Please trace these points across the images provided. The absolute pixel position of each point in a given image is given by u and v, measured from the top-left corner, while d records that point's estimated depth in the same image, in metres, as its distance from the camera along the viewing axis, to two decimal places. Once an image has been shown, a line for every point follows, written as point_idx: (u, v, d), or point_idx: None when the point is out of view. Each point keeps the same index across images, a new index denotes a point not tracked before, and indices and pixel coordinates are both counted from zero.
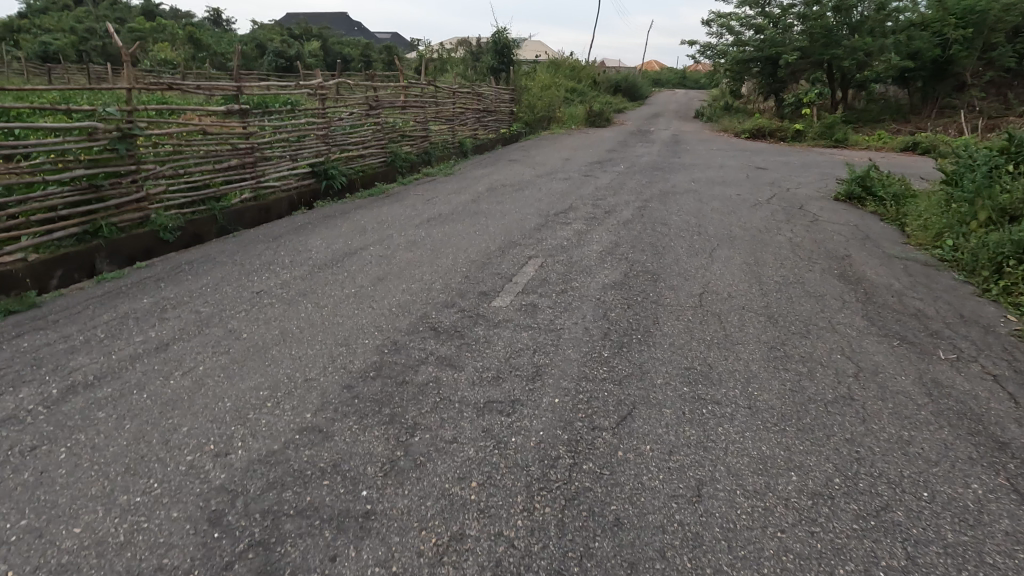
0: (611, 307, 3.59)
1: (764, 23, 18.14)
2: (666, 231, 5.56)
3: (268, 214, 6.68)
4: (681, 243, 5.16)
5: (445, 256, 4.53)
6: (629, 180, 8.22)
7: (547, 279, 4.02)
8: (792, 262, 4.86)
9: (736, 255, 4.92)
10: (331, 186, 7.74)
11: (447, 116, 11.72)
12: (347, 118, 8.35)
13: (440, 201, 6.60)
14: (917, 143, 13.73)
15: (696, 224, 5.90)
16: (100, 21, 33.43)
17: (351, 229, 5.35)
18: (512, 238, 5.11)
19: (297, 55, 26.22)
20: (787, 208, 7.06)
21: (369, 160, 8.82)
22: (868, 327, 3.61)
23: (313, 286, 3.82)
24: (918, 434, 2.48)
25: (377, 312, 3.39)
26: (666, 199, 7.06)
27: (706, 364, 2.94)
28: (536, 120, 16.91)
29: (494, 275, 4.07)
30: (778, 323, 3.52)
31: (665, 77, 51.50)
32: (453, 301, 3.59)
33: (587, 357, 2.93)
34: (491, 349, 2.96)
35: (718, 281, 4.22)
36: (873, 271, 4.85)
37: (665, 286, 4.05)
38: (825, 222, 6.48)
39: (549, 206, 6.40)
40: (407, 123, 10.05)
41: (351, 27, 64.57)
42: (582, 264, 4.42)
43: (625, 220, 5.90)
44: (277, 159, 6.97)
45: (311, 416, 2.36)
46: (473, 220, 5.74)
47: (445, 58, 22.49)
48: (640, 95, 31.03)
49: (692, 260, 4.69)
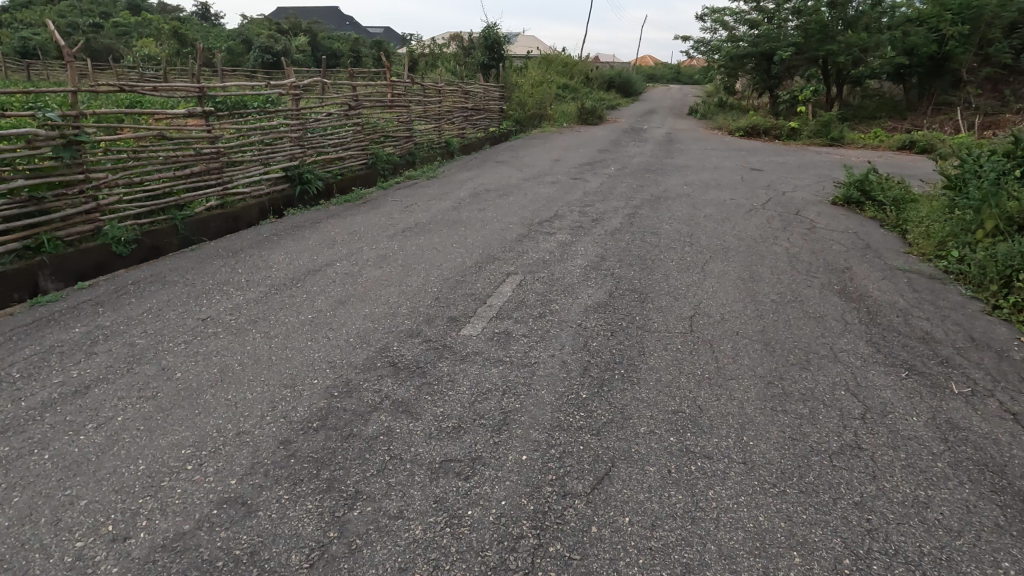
0: (593, 335, 3.27)
1: (758, 18, 17.86)
2: (656, 242, 5.24)
3: (236, 223, 6.33)
4: (671, 256, 4.84)
5: (417, 274, 4.20)
6: (620, 184, 7.89)
7: (525, 301, 3.70)
8: (790, 277, 4.56)
9: (729, 270, 4.61)
10: (306, 191, 7.39)
11: (433, 116, 11.36)
12: (324, 119, 7.97)
13: (418, 209, 6.26)
14: (915, 141, 13.46)
15: (688, 233, 5.59)
16: (84, 16, 32.78)
17: (319, 241, 5.01)
18: (491, 251, 4.77)
19: (285, 50, 25.70)
20: (783, 214, 6.75)
21: (348, 162, 8.45)
22: (873, 356, 3.30)
23: (266, 311, 3.49)
24: (937, 495, 2.17)
25: (332, 344, 3.06)
26: (657, 205, 6.74)
27: (695, 406, 2.62)
28: (527, 118, 16.55)
29: (467, 297, 3.75)
30: (775, 352, 3.21)
31: (660, 73, 51.04)
32: (418, 329, 3.27)
33: (562, 399, 2.61)
34: (454, 391, 2.63)
35: (710, 301, 3.91)
36: (876, 286, 4.55)
37: (652, 307, 3.74)
38: (823, 229, 6.17)
39: (533, 213, 6.07)
40: (390, 123, 9.68)
41: (343, 22, 63.88)
42: (564, 282, 4.10)
43: (613, 229, 5.57)
44: (246, 164, 6.61)
45: (235, 483, 2.03)
46: (452, 230, 5.41)
47: (436, 54, 22.08)
48: (634, 91, 30.66)
49: (683, 277, 4.38)
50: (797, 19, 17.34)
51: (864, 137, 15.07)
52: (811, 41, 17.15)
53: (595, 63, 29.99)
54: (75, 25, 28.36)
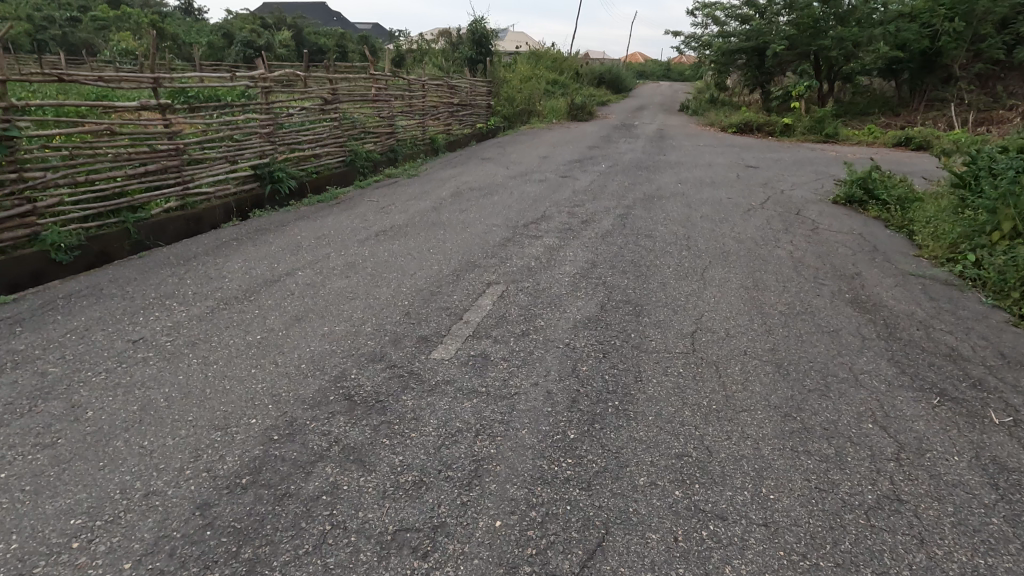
0: (582, 357, 2.86)
1: (750, 12, 17.59)
2: (651, 246, 4.84)
3: (198, 225, 5.86)
4: (668, 263, 4.45)
5: (387, 284, 3.78)
6: (611, 182, 7.48)
7: (506, 316, 3.29)
8: (797, 284, 4.19)
9: (732, 278, 4.22)
10: (277, 191, 6.91)
11: (417, 111, 10.88)
12: (298, 114, 7.50)
13: (394, 209, 5.82)
14: (911, 137, 13.19)
15: (685, 235, 5.20)
16: (61, 9, 31.90)
17: (282, 246, 4.56)
18: (471, 257, 4.35)
19: (268, 45, 25.03)
20: (783, 214, 6.39)
21: (324, 159, 7.98)
22: (898, 378, 2.92)
23: (209, 330, 3.04)
24: (1000, 564, 1.79)
25: (280, 372, 2.63)
26: (651, 205, 6.35)
27: (703, 448, 2.23)
28: (515, 114, 16.10)
29: (441, 312, 3.34)
30: (789, 377, 2.82)
31: (650, 69, 50.84)
32: (383, 352, 2.84)
33: (546, 442, 2.20)
34: (418, 433, 2.22)
35: (713, 314, 3.52)
36: (890, 295, 4.17)
37: (649, 322, 3.35)
38: (827, 231, 5.80)
39: (519, 214, 5.66)
40: (370, 119, 9.22)
41: (330, 18, 63.05)
42: (551, 293, 3.70)
43: (604, 232, 5.17)
44: (209, 162, 6.13)
45: (130, 568, 1.60)
46: (430, 233, 4.98)
47: (422, 48, 21.57)
48: (624, 88, 30.27)
49: (681, 286, 3.99)
50: (789, 13, 17.07)
51: (858, 133, 14.78)
52: (804, 36, 16.86)
53: (584, 58, 29.60)
54: (50, 18, 27.48)
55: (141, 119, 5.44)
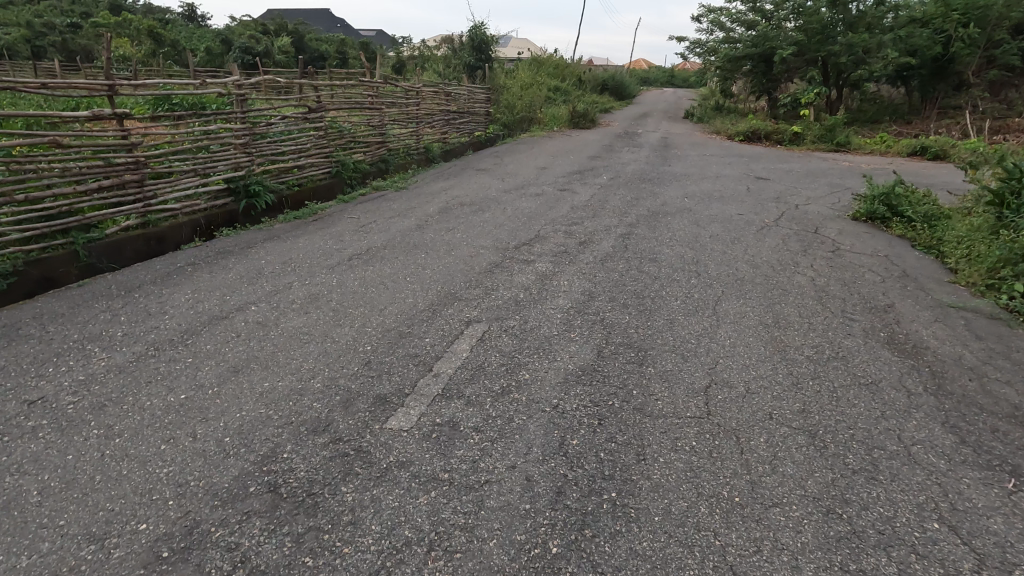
0: (572, 427, 2.35)
1: (756, 19, 17.15)
2: (655, 273, 4.32)
3: (161, 245, 5.38)
4: (675, 293, 3.94)
5: (351, 323, 3.26)
6: (613, 197, 6.97)
7: (484, 368, 2.77)
8: (823, 321, 3.67)
9: (748, 313, 3.70)
10: (254, 206, 6.42)
11: (410, 119, 10.41)
12: (278, 123, 7.02)
13: (374, 228, 5.32)
14: (927, 147, 12.64)
15: (693, 259, 4.69)
16: (63, 16, 31.84)
17: (242, 273, 4.06)
18: (453, 288, 3.84)
19: (267, 52, 24.67)
20: (800, 233, 5.86)
21: (308, 171, 7.50)
22: (958, 453, 2.39)
23: (125, 387, 2.53)
24: None
25: (195, 450, 2.12)
26: (655, 223, 5.83)
27: (726, 570, 1.70)
28: (515, 122, 15.63)
29: (409, 361, 2.84)
30: (826, 455, 2.30)
31: (655, 76, 50.58)
32: (329, 419, 2.33)
33: (520, 563, 1.67)
34: (353, 549, 1.70)
35: (730, 363, 3.00)
36: (930, 333, 3.63)
37: (655, 374, 2.83)
38: (850, 253, 5.27)
39: (510, 234, 5.15)
40: (359, 127, 8.75)
41: (334, 24, 62.97)
42: (540, 335, 3.19)
43: (603, 256, 4.66)
44: (176, 176, 5.65)
45: None
46: (409, 258, 4.47)
47: (424, 55, 21.20)
48: (628, 94, 29.80)
49: (690, 323, 3.48)
50: (796, 19, 16.59)
51: (871, 142, 14.24)
52: (811, 42, 16.37)
53: (587, 64, 29.17)
54: (50, 25, 27.31)
55: (94, 130, 4.94)
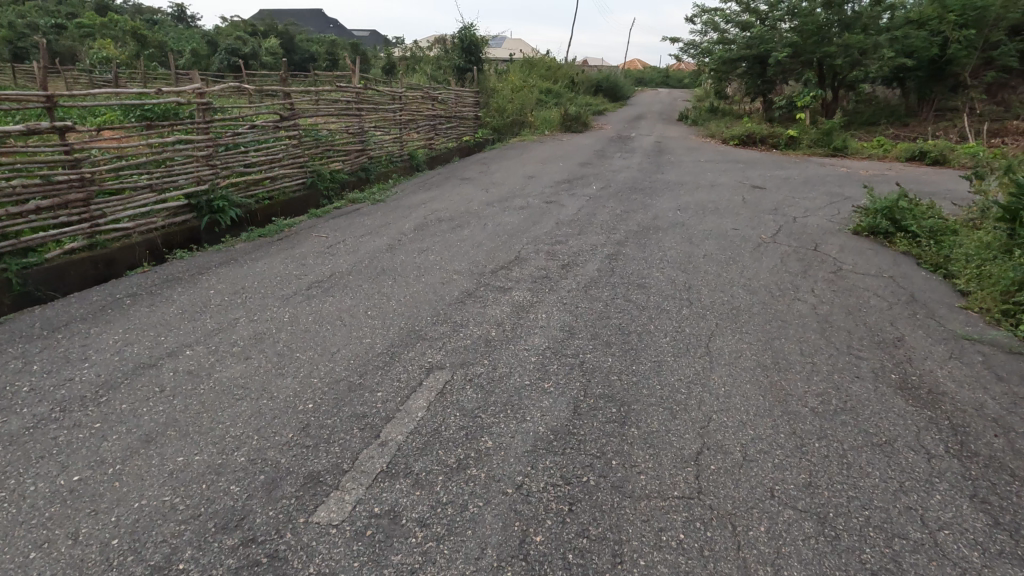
0: (536, 516, 1.97)
1: (750, 19, 16.84)
2: (643, 302, 3.96)
3: (112, 268, 4.99)
4: (664, 328, 3.57)
5: (295, 371, 2.88)
6: (601, 210, 6.60)
7: (439, 434, 2.38)
8: (827, 360, 3.30)
9: (745, 351, 3.34)
10: (218, 222, 6.03)
11: (394, 125, 10.01)
12: (246, 133, 6.62)
13: (342, 249, 4.93)
14: (925, 151, 12.34)
15: (684, 284, 4.33)
16: (47, 16, 31.23)
17: (186, 306, 3.67)
18: (418, 324, 3.46)
19: (254, 53, 24.17)
20: (799, 251, 5.50)
21: (280, 183, 7.10)
22: (996, 541, 2.02)
23: (9, 466, 2.13)
24: None
25: (69, 561, 1.72)
26: (645, 241, 5.45)
27: None
28: (505, 126, 15.23)
29: (355, 423, 2.45)
30: (839, 550, 1.92)
31: (648, 76, 50.32)
32: (245, 510, 1.94)
33: None
34: None
35: (724, 419, 2.63)
36: (945, 374, 3.27)
37: (639, 436, 2.46)
38: (852, 274, 4.93)
39: (488, 256, 4.77)
40: (336, 135, 8.35)
41: (327, 24, 62.39)
42: (509, 385, 2.81)
43: (587, 281, 4.30)
44: (128, 193, 5.26)
45: None
46: (375, 286, 4.09)
47: (415, 57, 20.78)
48: (621, 96, 29.47)
49: (681, 367, 3.10)
50: (791, 20, 16.29)
51: (868, 146, 13.93)
52: (807, 44, 16.04)
53: (581, 66, 28.81)
54: (34, 26, 26.72)
55: (32, 145, 4.55)
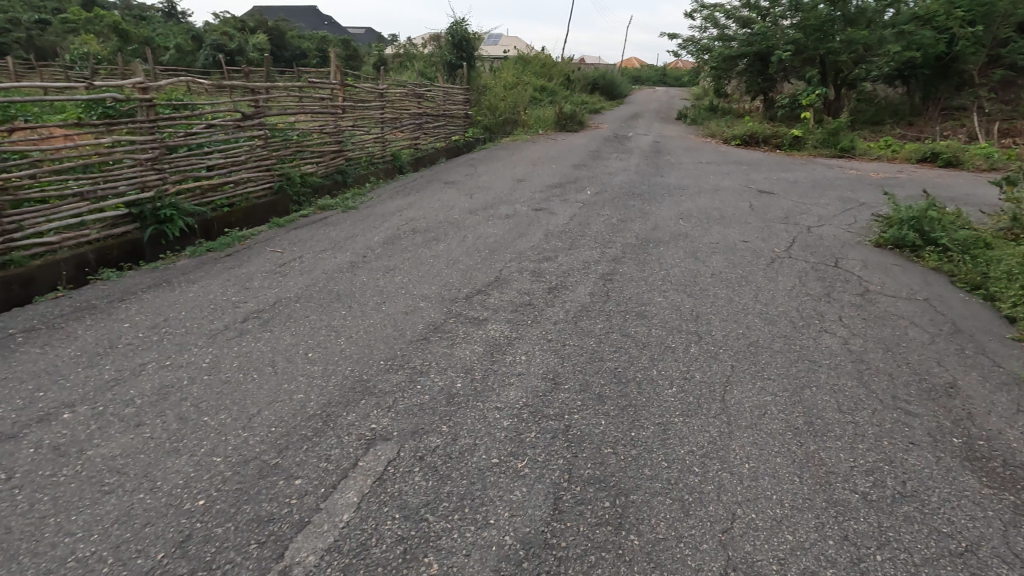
0: None
1: (751, 16, 16.26)
2: (643, 337, 3.33)
3: (29, 289, 4.32)
4: (668, 375, 2.93)
5: (197, 445, 2.22)
6: (596, 219, 5.95)
7: (366, 554, 1.74)
8: (871, 418, 2.67)
9: (771, 407, 2.71)
10: (165, 233, 5.36)
11: (375, 124, 9.33)
12: (201, 133, 5.92)
13: (296, 268, 4.29)
14: (937, 152, 11.71)
15: (691, 313, 3.70)
16: (31, 11, 30.49)
17: (90, 345, 3.02)
18: (367, 371, 2.81)
19: (240, 49, 23.38)
20: (818, 268, 4.87)
21: (241, 188, 6.41)
22: None
23: None
24: None
25: None
26: (644, 257, 4.81)
27: None
28: (497, 125, 14.57)
29: (254, 533, 1.81)
30: None
31: (646, 74, 49.68)
32: None
33: None
34: None
35: (753, 518, 1.99)
36: (1017, 436, 2.63)
37: (639, 550, 1.82)
38: (880, 297, 4.30)
39: (463, 276, 4.13)
40: (309, 134, 7.66)
41: (321, 21, 61.55)
42: (472, 465, 2.16)
43: (578, 309, 3.66)
44: (54, 202, 4.60)
45: None
46: (325, 316, 3.44)
47: (406, 54, 20.12)
48: (618, 93, 28.82)
49: (692, 433, 2.46)
50: (793, 16, 15.69)
51: (877, 146, 13.31)
52: (810, 40, 15.43)
53: (577, 63, 28.12)
54: (16, 21, 25.94)
55: None
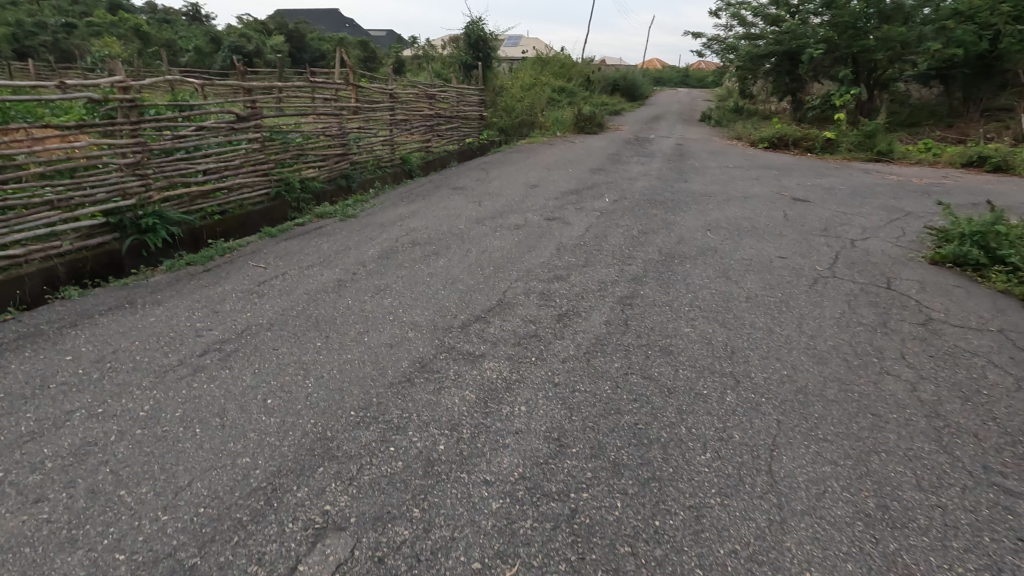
0: None
1: (779, 13, 15.54)
2: (669, 381, 2.79)
3: None
4: (700, 435, 2.39)
5: (100, 537, 1.74)
6: (614, 231, 5.40)
7: None
8: (962, 503, 2.10)
9: (831, 484, 2.15)
10: (146, 244, 4.96)
11: (383, 126, 8.88)
12: (190, 136, 5.51)
13: (277, 288, 3.84)
14: (985, 156, 10.88)
15: (725, 350, 3.15)
16: (57, 14, 30.85)
17: (18, 385, 2.58)
18: (334, 426, 2.32)
19: (258, 51, 23.21)
20: (868, 290, 4.27)
21: (234, 193, 6.00)
22: None
23: None
24: None
25: None
26: (668, 277, 4.27)
27: None
28: (513, 127, 14.06)
29: None
30: None
31: (668, 75, 48.73)
32: None
33: None
34: None
35: None
36: None
37: None
38: (944, 327, 3.70)
39: (462, 300, 3.64)
40: (310, 136, 7.24)
41: (343, 24, 61.73)
42: (446, 572, 1.66)
43: (591, 343, 3.13)
44: (20, 211, 4.20)
45: None
46: (297, 349, 2.97)
47: (424, 55, 19.74)
48: (640, 95, 28.13)
49: (733, 524, 1.92)
50: (824, 13, 14.94)
51: (916, 149, 12.50)
52: (842, 38, 14.66)
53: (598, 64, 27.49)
54: (42, 25, 26.09)
55: None
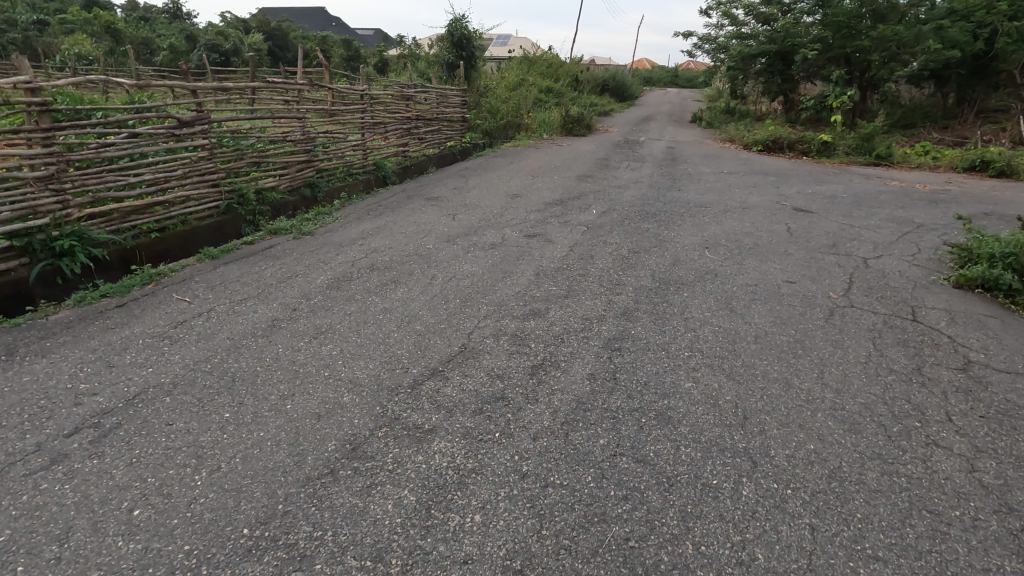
0: None
1: (772, 11, 15.04)
2: (668, 466, 2.18)
3: None
4: (713, 558, 1.78)
5: None
6: (601, 251, 4.81)
7: None
8: None
9: None
10: (63, 270, 4.29)
11: (355, 130, 8.22)
12: (120, 143, 4.83)
13: (198, 330, 3.19)
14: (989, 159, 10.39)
15: (736, 414, 2.56)
16: (29, 10, 29.77)
17: None
18: (215, 558, 1.69)
19: (235, 50, 22.37)
20: (891, 324, 3.71)
21: (175, 207, 5.33)
22: None
23: None
24: None
25: None
26: (664, 309, 3.68)
27: None
28: (498, 129, 13.46)
29: None
30: None
31: (658, 75, 48.35)
32: None
33: None
34: None
35: None
36: None
37: None
38: (986, 373, 3.13)
39: (416, 347, 3.02)
40: (270, 140, 6.56)
41: (329, 22, 60.77)
42: None
43: (572, 407, 2.53)
44: None
45: None
46: (198, 424, 2.33)
47: (408, 55, 19.06)
48: (630, 95, 27.64)
49: None
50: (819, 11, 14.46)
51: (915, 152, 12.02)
52: (837, 38, 14.18)
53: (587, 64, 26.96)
54: (11, 22, 25.06)
55: None
